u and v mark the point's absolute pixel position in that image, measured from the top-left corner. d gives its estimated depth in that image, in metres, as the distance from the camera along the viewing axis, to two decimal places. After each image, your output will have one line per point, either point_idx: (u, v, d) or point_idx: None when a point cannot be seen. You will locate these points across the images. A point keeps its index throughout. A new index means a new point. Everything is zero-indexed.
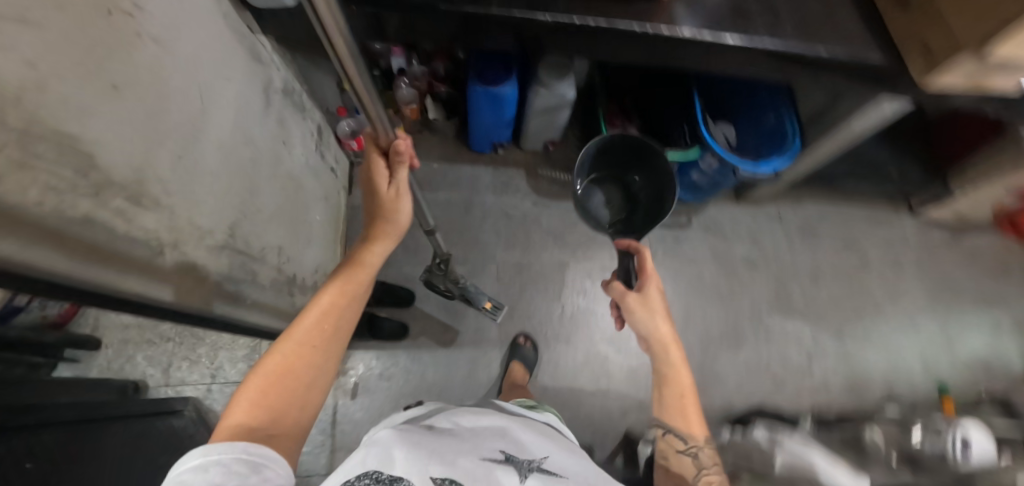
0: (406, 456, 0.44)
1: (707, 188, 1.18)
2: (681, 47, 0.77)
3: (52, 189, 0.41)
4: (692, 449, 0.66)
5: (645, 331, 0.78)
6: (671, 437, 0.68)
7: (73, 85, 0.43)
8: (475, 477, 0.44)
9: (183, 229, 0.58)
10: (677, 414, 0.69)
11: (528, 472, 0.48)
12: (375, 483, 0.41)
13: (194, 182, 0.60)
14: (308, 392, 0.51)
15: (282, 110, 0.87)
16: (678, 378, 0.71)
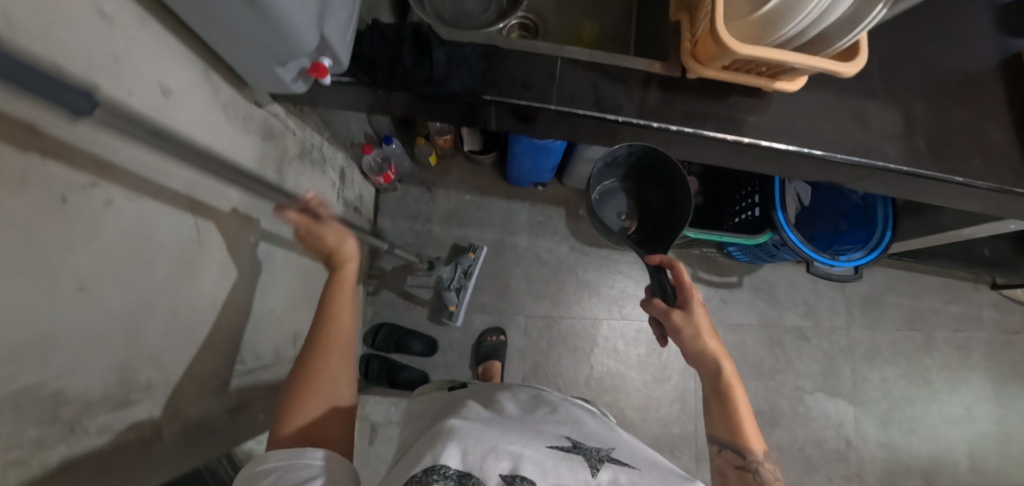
0: (472, 449, 0.41)
1: (764, 257, 1.05)
2: (774, 157, 0.65)
3: (24, 463, 0.34)
4: (750, 464, 0.55)
5: (688, 348, 0.62)
6: (728, 453, 0.57)
7: (31, 324, 0.34)
8: (542, 469, 0.41)
9: (183, 391, 0.52)
10: (731, 429, 0.58)
11: (598, 463, 0.45)
12: (445, 481, 0.38)
13: (192, 330, 0.53)
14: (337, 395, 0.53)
15: (298, 179, 0.75)
16: (731, 399, 0.58)
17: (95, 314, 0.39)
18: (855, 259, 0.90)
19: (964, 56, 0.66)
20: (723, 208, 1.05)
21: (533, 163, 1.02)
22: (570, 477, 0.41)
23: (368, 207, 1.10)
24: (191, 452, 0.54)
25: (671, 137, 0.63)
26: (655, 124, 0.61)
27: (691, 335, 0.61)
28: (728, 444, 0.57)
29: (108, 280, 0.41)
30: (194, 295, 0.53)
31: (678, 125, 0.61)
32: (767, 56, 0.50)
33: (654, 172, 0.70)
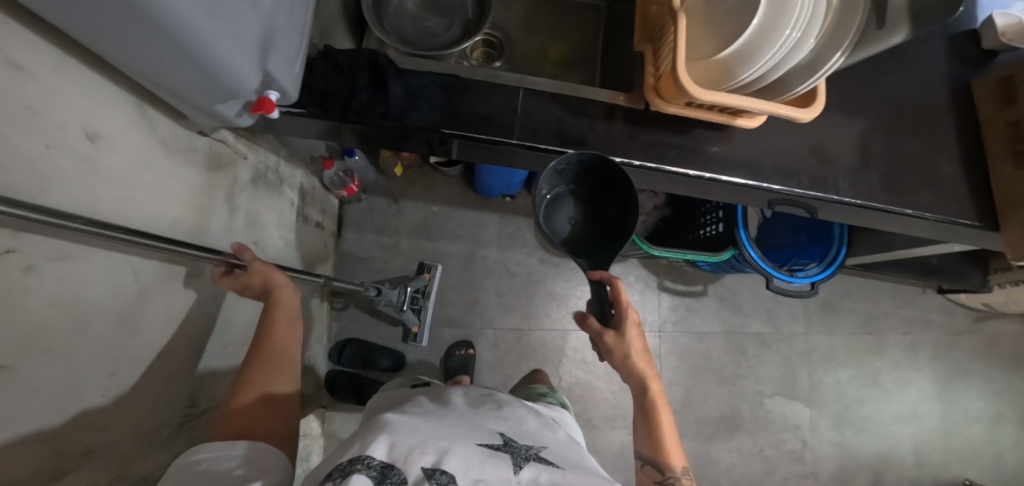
0: (401, 440, 0.40)
1: (726, 268, 1.08)
2: (734, 190, 0.66)
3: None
4: (668, 479, 0.54)
5: (620, 366, 0.60)
6: (649, 469, 0.56)
7: None
8: (467, 464, 0.39)
9: (127, 449, 0.50)
10: (653, 444, 0.57)
11: (523, 461, 0.43)
12: (367, 470, 0.37)
13: (134, 385, 0.50)
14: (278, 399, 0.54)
15: (252, 206, 0.72)
16: (654, 418, 0.58)
17: (24, 391, 0.37)
18: (812, 275, 0.94)
19: (917, 88, 0.68)
20: (688, 222, 1.06)
21: (501, 177, 1.01)
22: (492, 475, 0.39)
23: (332, 221, 1.07)
24: None
25: (634, 171, 0.63)
26: (618, 159, 0.61)
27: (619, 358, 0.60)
28: (651, 459, 0.57)
29: (33, 354, 0.38)
30: (136, 345, 0.50)
31: (641, 160, 0.61)
32: (729, 101, 0.50)
33: (604, 176, 0.60)
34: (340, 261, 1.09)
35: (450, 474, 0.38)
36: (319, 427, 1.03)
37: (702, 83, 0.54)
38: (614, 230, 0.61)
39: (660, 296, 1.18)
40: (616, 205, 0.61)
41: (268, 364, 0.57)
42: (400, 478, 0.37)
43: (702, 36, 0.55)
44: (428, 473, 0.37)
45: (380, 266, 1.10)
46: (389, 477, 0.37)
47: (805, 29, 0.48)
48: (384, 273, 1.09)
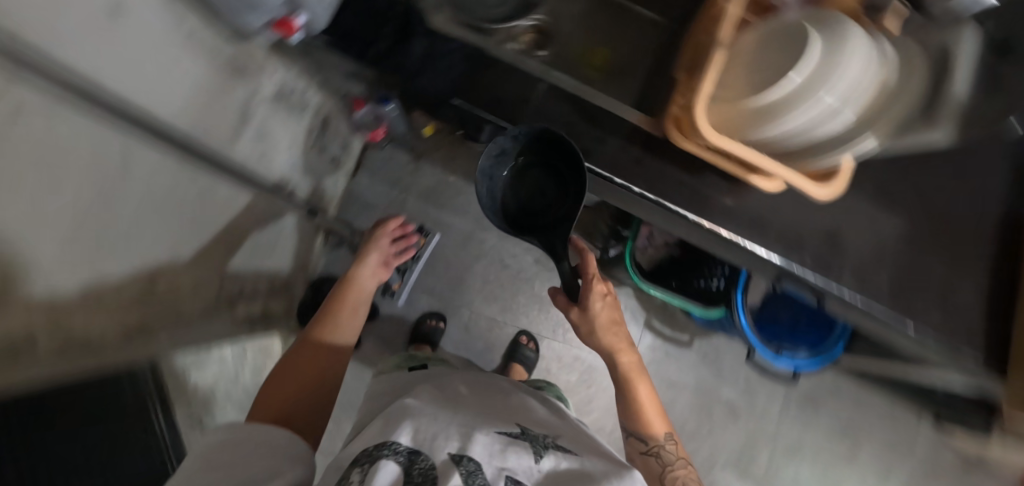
0: (421, 429, 0.43)
1: (714, 326, 1.05)
2: (729, 248, 0.63)
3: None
4: (653, 449, 0.61)
5: (591, 340, 0.70)
6: (635, 440, 0.63)
7: None
8: (489, 452, 0.40)
9: (69, 304, 0.52)
10: (635, 417, 0.64)
11: (544, 448, 0.44)
12: (395, 455, 0.40)
13: (96, 250, 0.53)
14: (328, 377, 0.66)
15: (267, 120, 0.74)
16: (631, 390, 0.67)
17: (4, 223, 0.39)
18: (800, 359, 0.93)
19: (962, 201, 0.62)
20: (695, 266, 0.96)
21: None
22: (514, 460, 0.40)
23: (349, 160, 1.09)
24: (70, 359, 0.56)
25: (631, 198, 0.61)
26: (617, 180, 0.59)
27: (589, 331, 0.68)
28: (635, 432, 0.63)
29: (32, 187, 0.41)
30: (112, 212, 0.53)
31: (640, 188, 0.59)
32: (738, 151, 0.47)
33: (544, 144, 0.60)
34: (346, 200, 1.11)
35: (477, 462, 0.38)
36: None
37: (720, 127, 0.52)
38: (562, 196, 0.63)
39: (643, 333, 1.15)
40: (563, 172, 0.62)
41: (325, 338, 0.70)
42: (427, 464, 0.38)
43: (738, 77, 0.51)
44: (454, 458, 0.38)
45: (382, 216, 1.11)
46: (415, 465, 0.39)
47: (843, 97, 0.45)
48: None
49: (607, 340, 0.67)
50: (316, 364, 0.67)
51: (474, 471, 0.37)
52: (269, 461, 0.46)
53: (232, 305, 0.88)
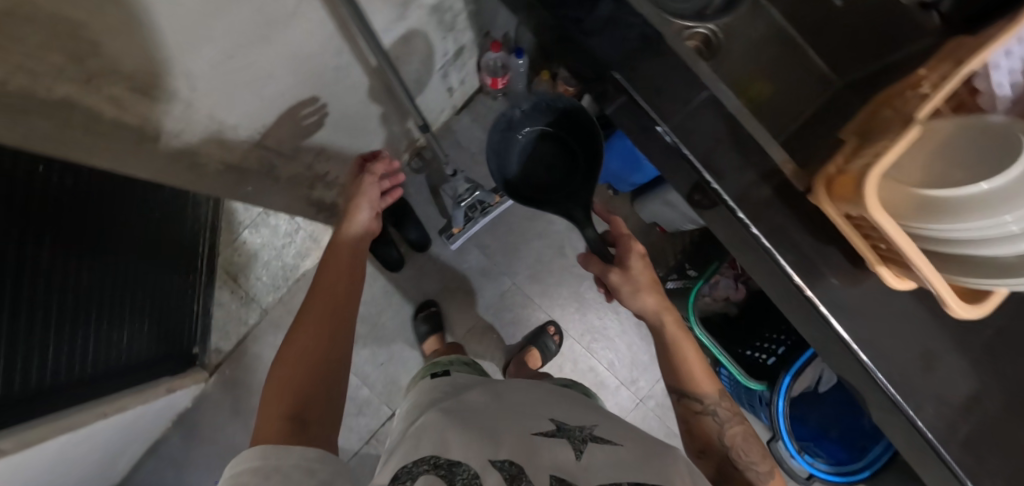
0: (457, 447, 0.46)
1: (743, 400, 1.01)
2: (819, 323, 0.61)
3: (24, 72, 0.35)
4: (709, 408, 0.68)
5: (634, 302, 0.77)
6: (688, 401, 0.69)
7: None
8: (530, 461, 0.45)
9: (195, 120, 0.55)
10: (686, 378, 0.71)
11: (582, 442, 0.51)
12: (434, 467, 0.44)
13: (238, 84, 0.55)
14: (335, 364, 0.62)
15: (418, 27, 0.75)
16: (679, 352, 0.73)
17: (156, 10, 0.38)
18: (816, 467, 0.89)
19: None
20: (757, 330, 0.95)
21: (617, 169, 0.96)
22: (553, 451, 0.48)
23: (462, 96, 1.09)
24: (171, 166, 0.59)
25: (746, 236, 0.61)
26: (741, 215, 0.58)
27: (634, 288, 0.77)
28: (688, 393, 0.70)
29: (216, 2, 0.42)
30: (265, 57, 0.54)
31: (759, 230, 0.57)
32: (900, 241, 0.43)
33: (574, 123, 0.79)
34: (442, 132, 1.11)
35: (519, 465, 0.43)
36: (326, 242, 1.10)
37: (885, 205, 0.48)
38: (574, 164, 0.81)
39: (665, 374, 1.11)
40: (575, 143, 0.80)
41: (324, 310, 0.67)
42: (469, 474, 0.42)
43: (920, 161, 0.47)
44: (496, 464, 0.43)
45: (467, 160, 1.11)
46: (456, 474, 0.42)
47: None
48: (465, 168, 1.11)
49: (648, 301, 0.76)
50: (315, 343, 0.62)
51: (517, 474, 0.42)
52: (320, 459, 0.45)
53: (309, 184, 0.91)
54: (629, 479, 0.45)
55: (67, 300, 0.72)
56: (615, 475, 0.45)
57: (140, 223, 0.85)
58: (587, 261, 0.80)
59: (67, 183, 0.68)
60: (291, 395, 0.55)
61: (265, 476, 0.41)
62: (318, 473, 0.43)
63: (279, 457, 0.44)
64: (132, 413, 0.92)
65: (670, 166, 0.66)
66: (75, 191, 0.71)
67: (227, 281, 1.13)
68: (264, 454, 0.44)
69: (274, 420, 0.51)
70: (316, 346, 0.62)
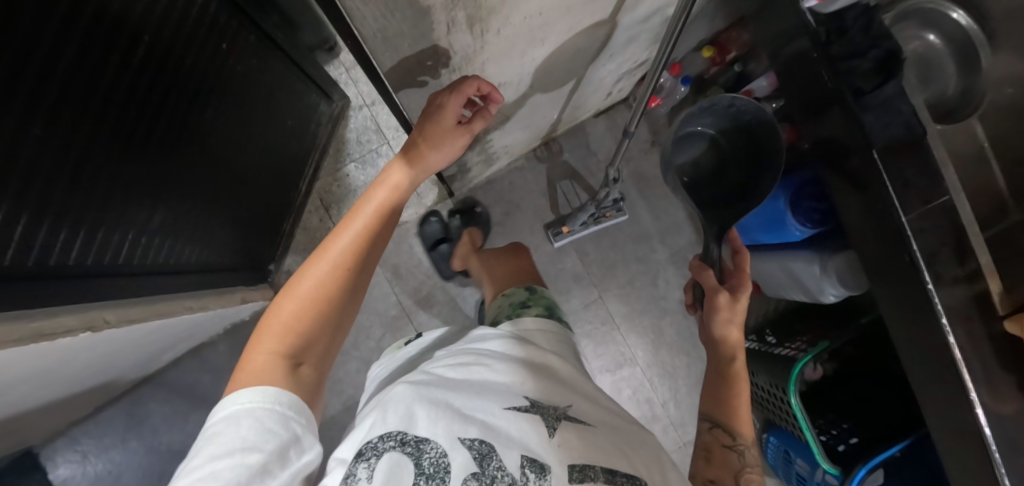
0: (427, 411, 0.38)
1: (793, 477, 1.01)
2: (967, 438, 0.62)
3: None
4: (738, 446, 0.54)
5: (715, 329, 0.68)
6: (720, 433, 0.55)
7: None
8: (506, 440, 0.36)
9: (470, 60, 0.51)
10: (726, 410, 0.57)
11: (555, 422, 0.39)
12: (400, 446, 0.36)
13: (523, 38, 0.51)
14: (348, 306, 0.51)
15: (645, 31, 0.73)
16: (732, 384, 0.60)
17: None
18: None
19: None
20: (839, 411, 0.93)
21: (750, 221, 0.96)
22: (518, 434, 0.37)
23: (610, 102, 1.08)
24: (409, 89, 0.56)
25: (934, 339, 0.61)
26: (943, 320, 0.59)
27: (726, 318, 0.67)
28: (722, 424, 0.56)
29: None
30: (560, 19, 0.51)
31: (955, 341, 0.59)
32: None
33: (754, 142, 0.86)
34: (575, 131, 1.11)
35: (490, 444, 0.36)
36: (432, 200, 1.07)
37: None
38: (737, 172, 0.89)
39: None
40: (744, 154, 0.88)
41: (367, 232, 0.51)
42: (439, 454, 0.35)
43: None
44: (464, 442, 0.35)
45: (593, 165, 1.11)
46: (424, 453, 0.35)
47: None
48: (590, 173, 1.11)
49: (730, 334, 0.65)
50: (336, 277, 0.48)
51: (488, 453, 0.35)
52: (287, 414, 0.41)
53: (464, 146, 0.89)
54: (604, 465, 0.36)
55: (158, 173, 0.66)
56: (590, 457, 0.36)
57: (235, 102, 0.77)
58: (701, 272, 0.75)
59: (178, 37, 0.62)
60: (287, 334, 0.46)
61: (234, 422, 0.38)
62: (290, 420, 0.41)
63: (252, 398, 0.40)
64: (208, 314, 0.92)
65: (871, 240, 0.66)
66: (194, 60, 0.66)
67: (319, 208, 1.15)
68: (250, 394, 0.40)
69: (261, 361, 0.43)
70: (338, 282, 0.48)
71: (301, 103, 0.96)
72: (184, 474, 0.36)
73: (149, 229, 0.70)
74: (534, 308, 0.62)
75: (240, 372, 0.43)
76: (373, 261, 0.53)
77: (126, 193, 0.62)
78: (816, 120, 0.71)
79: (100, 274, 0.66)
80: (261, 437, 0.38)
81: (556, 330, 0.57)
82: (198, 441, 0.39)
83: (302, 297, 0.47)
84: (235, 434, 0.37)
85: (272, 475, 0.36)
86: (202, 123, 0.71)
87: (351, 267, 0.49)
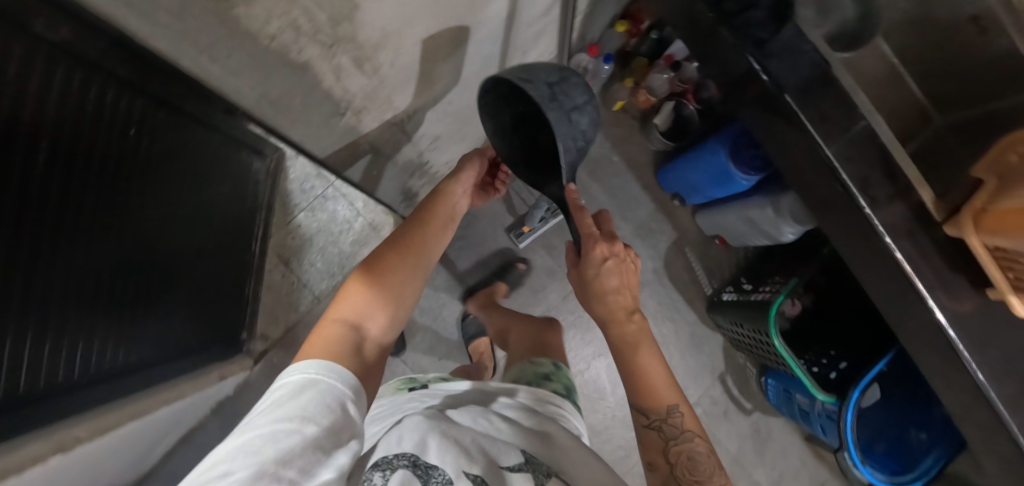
0: (440, 445, 0.46)
1: (796, 412, 1.03)
2: (937, 343, 0.64)
3: (295, 28, 0.35)
4: (655, 423, 0.59)
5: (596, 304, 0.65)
6: (639, 414, 0.61)
7: None
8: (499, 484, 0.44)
9: (374, 98, 0.53)
10: (638, 391, 0.61)
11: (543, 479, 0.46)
12: (411, 466, 0.43)
13: (421, 64, 0.52)
14: (404, 289, 0.61)
15: (551, 25, 0.74)
16: (637, 360, 0.61)
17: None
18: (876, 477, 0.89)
19: None
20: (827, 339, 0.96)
21: (699, 179, 0.98)
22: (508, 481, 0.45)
23: None
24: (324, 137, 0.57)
25: (883, 257, 0.63)
26: (887, 239, 0.61)
27: (589, 295, 0.65)
28: (638, 405, 0.61)
29: None
30: (450, 38, 0.51)
31: (904, 256, 0.61)
32: None
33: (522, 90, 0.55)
34: None
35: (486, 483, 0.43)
36: None
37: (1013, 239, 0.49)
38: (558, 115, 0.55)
39: (714, 383, 1.16)
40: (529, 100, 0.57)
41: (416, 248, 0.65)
42: (443, 479, 0.43)
43: None
44: (467, 475, 0.43)
45: None
46: (431, 476, 0.43)
47: None
48: None
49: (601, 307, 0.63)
50: (395, 276, 0.61)
51: None
52: (348, 379, 0.45)
53: (407, 173, 0.89)
54: None
55: (83, 271, 0.62)
56: None
57: (160, 177, 0.74)
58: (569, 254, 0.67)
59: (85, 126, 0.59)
60: (357, 307, 0.56)
61: (297, 392, 0.41)
62: (346, 400, 0.43)
63: (315, 367, 0.44)
64: (185, 401, 0.88)
65: (803, 174, 0.69)
66: (110, 145, 0.64)
67: (279, 264, 1.15)
68: (315, 366, 0.44)
69: (337, 328, 0.52)
70: (399, 277, 0.61)
71: (236, 161, 0.94)
72: (245, 432, 0.38)
73: (98, 331, 0.67)
74: (553, 383, 0.70)
75: (316, 337, 0.50)
76: (421, 274, 0.65)
77: (55, 301, 0.59)
78: (728, 75, 0.73)
79: (54, 395, 0.62)
80: (319, 411, 0.40)
81: (563, 402, 0.66)
82: (258, 404, 0.41)
83: (370, 282, 0.59)
84: (299, 403, 0.40)
85: (326, 450, 0.38)
86: (126, 207, 0.68)
87: (406, 268, 0.63)
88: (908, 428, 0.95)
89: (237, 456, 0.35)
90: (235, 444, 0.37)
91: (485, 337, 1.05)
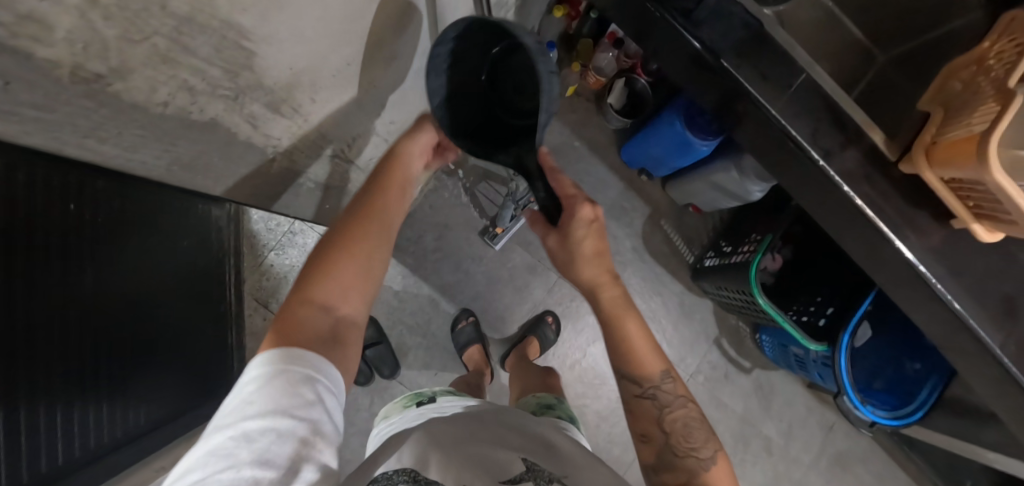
0: (439, 464, 0.45)
1: (793, 364, 1.05)
2: (909, 279, 0.65)
3: (187, 89, 0.34)
4: (648, 391, 0.60)
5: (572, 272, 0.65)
6: (629, 384, 0.62)
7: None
8: None
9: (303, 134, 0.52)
10: (627, 360, 0.61)
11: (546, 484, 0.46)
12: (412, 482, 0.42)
13: (344, 92, 0.51)
14: (372, 261, 0.57)
15: None
16: (618, 330, 0.62)
17: (311, 13, 0.35)
18: (878, 415, 0.90)
19: None
20: (809, 289, 0.97)
21: (660, 152, 0.98)
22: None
23: None
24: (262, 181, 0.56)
25: (845, 205, 0.63)
26: (847, 189, 0.60)
27: (567, 261, 0.64)
28: (627, 375, 0.62)
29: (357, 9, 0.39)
30: (370, 62, 0.51)
31: (864, 201, 0.60)
32: (1016, 199, 0.46)
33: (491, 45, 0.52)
34: None
35: None
36: None
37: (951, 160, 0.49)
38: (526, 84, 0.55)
39: (710, 348, 1.17)
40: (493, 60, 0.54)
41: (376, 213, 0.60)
42: None
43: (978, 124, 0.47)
44: None
45: None
46: None
47: None
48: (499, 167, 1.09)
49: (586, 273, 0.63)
50: (358, 246, 0.56)
51: None
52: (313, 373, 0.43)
53: None
54: None
55: (59, 354, 0.60)
56: None
57: (116, 244, 0.71)
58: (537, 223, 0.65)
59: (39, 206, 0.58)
60: (319, 287, 0.52)
61: (261, 385, 0.40)
62: (318, 383, 0.43)
63: (276, 359, 0.43)
64: None
65: (753, 132, 0.70)
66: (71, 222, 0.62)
67: (258, 308, 1.15)
68: (274, 358, 0.43)
69: (300, 316, 0.49)
70: (363, 247, 0.56)
71: (196, 211, 0.92)
72: (213, 437, 0.37)
73: (91, 412, 0.65)
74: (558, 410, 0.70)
75: (285, 326, 0.47)
76: (389, 240, 0.60)
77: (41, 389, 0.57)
78: (666, 47, 0.73)
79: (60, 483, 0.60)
80: (290, 401, 0.40)
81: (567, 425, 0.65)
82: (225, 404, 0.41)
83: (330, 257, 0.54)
84: (265, 396, 0.39)
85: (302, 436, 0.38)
86: (88, 282, 0.65)
87: (370, 236, 0.58)
88: (902, 360, 0.97)
89: (209, 462, 0.35)
90: (206, 449, 0.37)
91: (476, 344, 1.04)
